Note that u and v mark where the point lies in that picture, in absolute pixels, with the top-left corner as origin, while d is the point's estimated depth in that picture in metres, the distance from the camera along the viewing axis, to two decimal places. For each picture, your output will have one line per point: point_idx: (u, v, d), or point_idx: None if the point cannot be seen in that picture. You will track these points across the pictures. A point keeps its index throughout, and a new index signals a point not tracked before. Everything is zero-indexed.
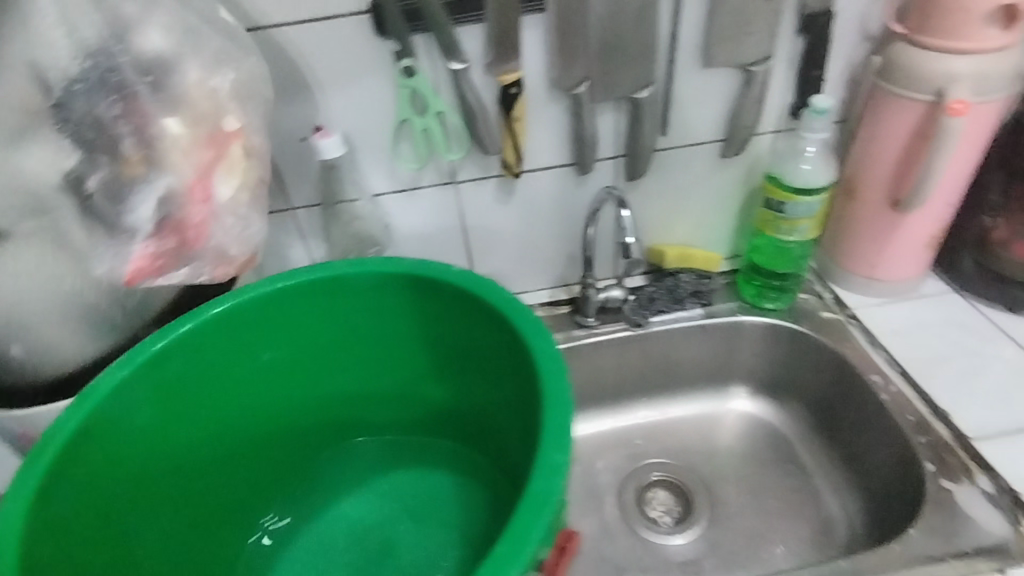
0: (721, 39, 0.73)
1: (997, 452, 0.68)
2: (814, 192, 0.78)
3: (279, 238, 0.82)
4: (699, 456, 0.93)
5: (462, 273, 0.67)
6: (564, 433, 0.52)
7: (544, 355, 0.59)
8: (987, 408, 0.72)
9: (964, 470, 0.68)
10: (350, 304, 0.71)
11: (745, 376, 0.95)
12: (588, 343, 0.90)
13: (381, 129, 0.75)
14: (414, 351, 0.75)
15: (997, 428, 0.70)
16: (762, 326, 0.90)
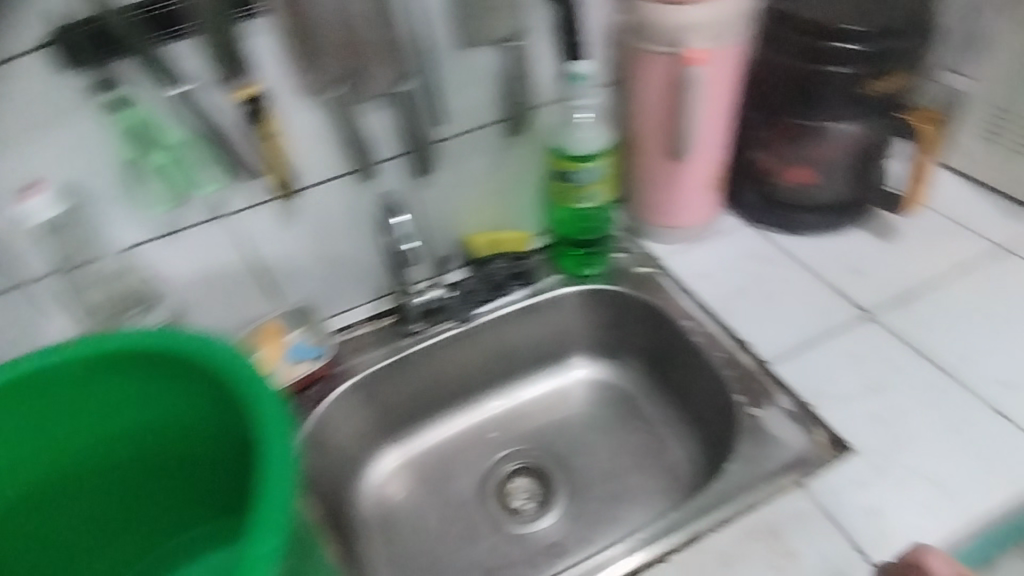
0: (467, 21, 0.71)
1: (793, 369, 0.73)
2: (593, 158, 0.79)
3: (30, 315, 0.72)
4: (554, 433, 0.95)
5: (194, 343, 0.64)
6: (273, 524, 0.51)
7: (270, 430, 0.57)
8: (782, 329, 0.77)
9: (767, 392, 0.72)
10: (110, 386, 0.66)
11: (582, 344, 0.97)
12: (418, 350, 0.89)
13: (110, 175, 0.67)
14: (170, 427, 0.71)
15: (789, 346, 0.75)
16: (584, 292, 0.92)
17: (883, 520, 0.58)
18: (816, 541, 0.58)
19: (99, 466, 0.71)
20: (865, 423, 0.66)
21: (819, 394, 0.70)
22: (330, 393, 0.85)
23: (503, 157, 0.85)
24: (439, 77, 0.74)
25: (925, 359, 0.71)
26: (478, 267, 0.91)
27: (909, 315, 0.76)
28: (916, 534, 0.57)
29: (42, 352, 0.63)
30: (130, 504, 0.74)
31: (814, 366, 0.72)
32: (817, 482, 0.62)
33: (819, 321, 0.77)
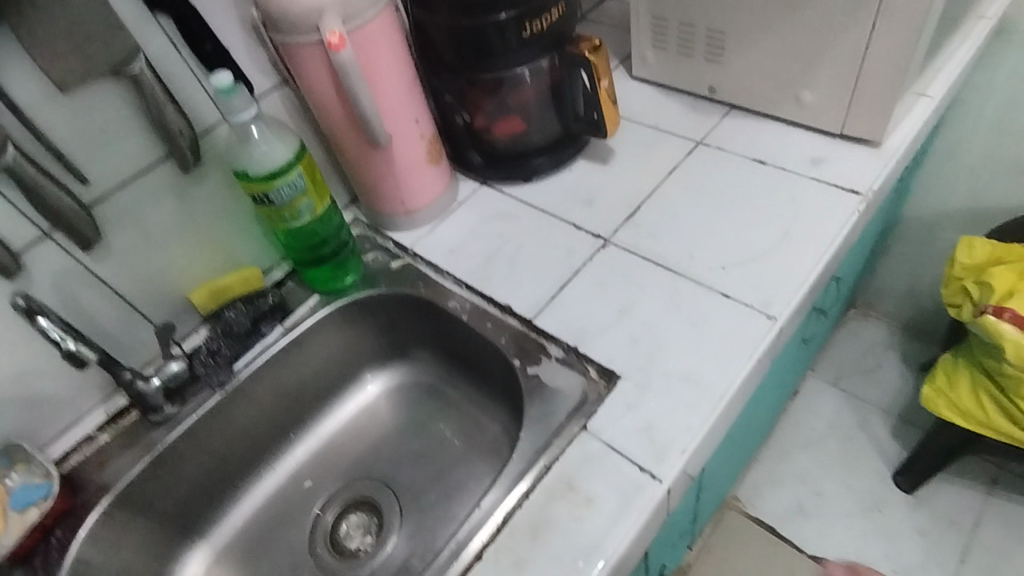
0: (56, 59, 0.59)
1: (553, 316, 0.74)
2: (286, 171, 0.71)
3: None
4: (371, 458, 0.88)
5: None
6: None
7: None
8: (535, 279, 0.79)
9: (539, 348, 0.73)
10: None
11: (367, 356, 0.91)
12: (177, 437, 0.76)
13: None
14: None
15: (545, 296, 0.77)
16: (346, 307, 0.85)
17: (654, 434, 0.61)
18: (603, 478, 0.59)
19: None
20: (623, 346, 0.69)
21: (581, 334, 0.72)
22: (77, 534, 0.69)
23: (190, 197, 0.76)
24: (54, 136, 0.63)
25: (659, 266, 0.76)
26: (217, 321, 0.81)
27: (641, 228, 0.81)
28: (685, 434, 0.60)
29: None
30: None
31: (570, 307, 0.75)
32: (595, 420, 0.64)
33: (567, 262, 0.80)
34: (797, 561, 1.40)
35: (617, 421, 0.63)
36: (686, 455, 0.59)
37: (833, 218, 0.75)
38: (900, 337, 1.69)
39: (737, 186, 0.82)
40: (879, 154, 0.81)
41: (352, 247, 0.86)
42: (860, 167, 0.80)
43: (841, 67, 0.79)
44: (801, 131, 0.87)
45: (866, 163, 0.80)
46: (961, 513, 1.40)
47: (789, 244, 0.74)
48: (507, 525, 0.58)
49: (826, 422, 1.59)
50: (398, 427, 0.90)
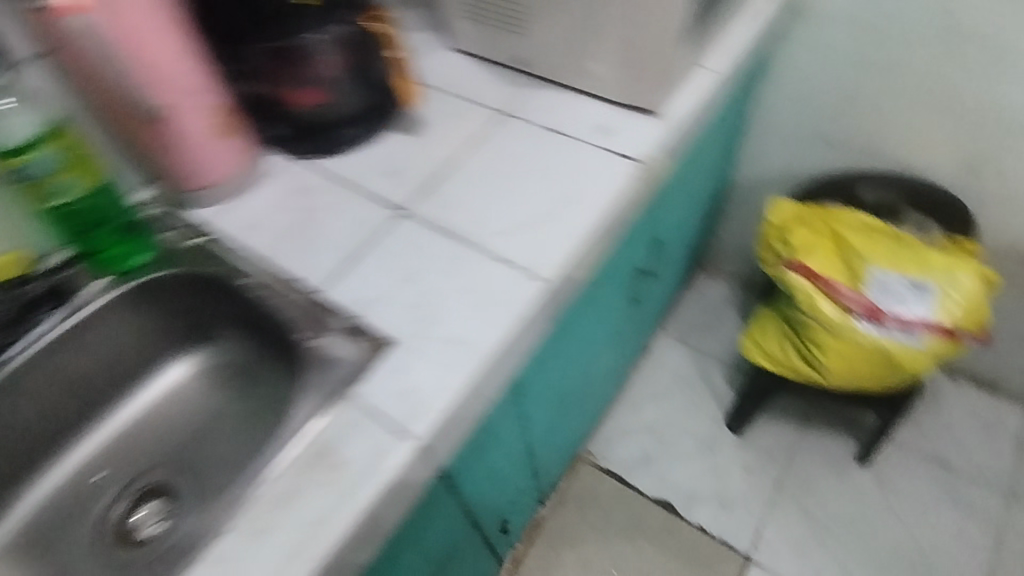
0: None
1: (343, 291, 0.73)
2: (40, 144, 0.69)
3: None
4: (169, 445, 0.84)
5: None
6: None
7: None
8: (323, 252, 0.78)
9: (320, 321, 0.71)
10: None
11: (168, 338, 0.87)
12: None
13: None
14: None
15: (334, 270, 0.75)
16: (131, 289, 0.80)
17: (412, 396, 0.63)
18: (361, 444, 0.61)
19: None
20: (404, 314, 0.69)
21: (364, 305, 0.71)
22: None
23: None
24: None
25: (447, 234, 0.76)
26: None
27: (434, 197, 0.80)
28: (438, 393, 0.63)
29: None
30: None
31: (361, 281, 0.73)
32: (364, 386, 0.64)
33: (358, 233, 0.78)
34: (637, 503, 1.53)
35: (381, 387, 0.64)
36: (437, 413, 0.62)
37: (604, 183, 0.80)
38: (739, 293, 1.84)
39: (532, 154, 0.83)
40: (661, 124, 0.86)
41: (134, 222, 0.81)
42: (643, 139, 0.84)
43: (619, 38, 0.82)
44: (596, 101, 0.89)
45: (647, 133, 0.84)
46: (779, 447, 1.57)
47: (568, 211, 0.76)
48: (262, 492, 0.59)
49: (671, 374, 1.72)
50: (201, 410, 0.87)
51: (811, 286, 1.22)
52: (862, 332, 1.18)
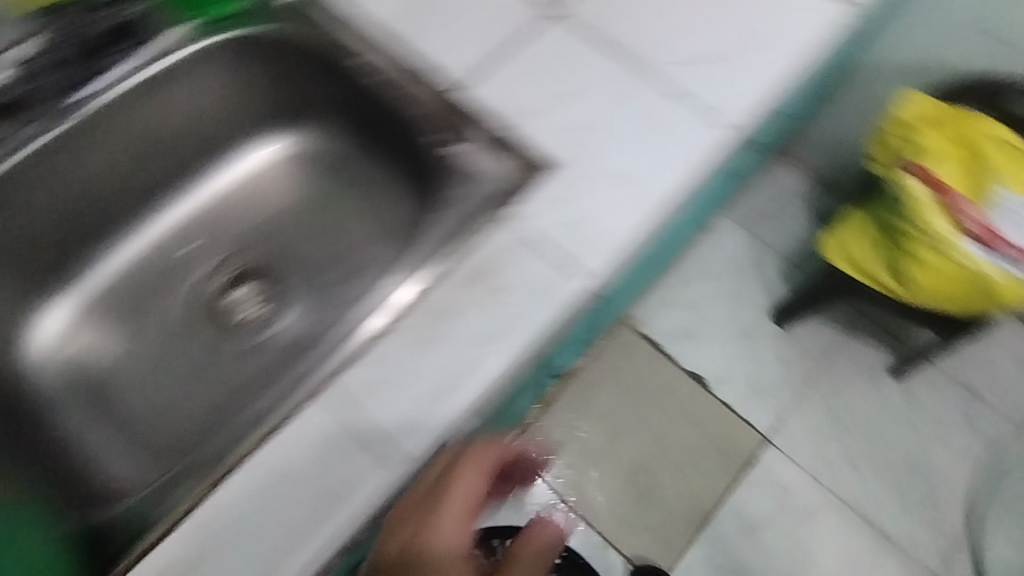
0: None
1: (488, 90, 0.63)
2: None
3: None
4: (270, 230, 0.79)
5: None
6: None
7: None
8: (461, 32, 0.66)
9: (459, 117, 0.63)
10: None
11: (254, 115, 0.78)
12: (23, 162, 0.65)
13: None
14: None
15: (476, 56, 0.65)
16: (223, 44, 0.70)
17: (584, 228, 0.58)
18: (526, 263, 0.57)
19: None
20: (565, 128, 0.62)
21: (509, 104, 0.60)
22: None
23: None
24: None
25: (615, 48, 0.65)
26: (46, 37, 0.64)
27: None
28: (610, 233, 0.58)
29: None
30: None
31: (507, 78, 0.64)
32: (528, 204, 0.59)
33: (505, 23, 0.66)
34: (673, 378, 1.44)
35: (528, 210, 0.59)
36: (612, 251, 0.58)
37: (805, 22, 0.67)
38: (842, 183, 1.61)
39: None
40: None
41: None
42: None
43: None
44: None
45: None
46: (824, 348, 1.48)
47: (755, 50, 0.66)
48: (417, 304, 0.56)
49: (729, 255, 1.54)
50: (283, 205, 0.81)
51: (929, 198, 1.00)
52: (969, 256, 0.99)
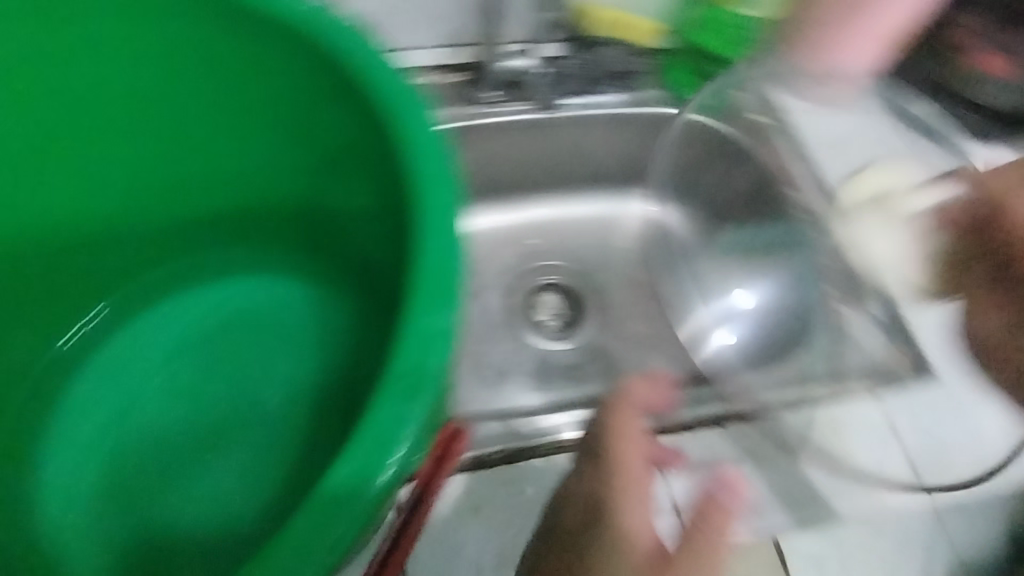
0: None
1: (894, 276, 0.72)
2: None
3: None
4: (603, 268, 0.84)
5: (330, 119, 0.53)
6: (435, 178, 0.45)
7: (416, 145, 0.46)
8: (892, 225, 0.73)
9: (863, 294, 0.74)
10: (160, 34, 0.53)
11: (653, 176, 0.83)
12: (490, 124, 0.74)
13: None
14: (311, 160, 0.58)
15: (898, 249, 0.72)
16: (689, 120, 0.77)
17: (944, 454, 0.66)
18: (865, 445, 0.69)
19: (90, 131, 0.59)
20: (956, 345, 0.67)
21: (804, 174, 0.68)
22: None
23: None
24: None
25: None
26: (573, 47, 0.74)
27: None
28: (963, 465, 0.66)
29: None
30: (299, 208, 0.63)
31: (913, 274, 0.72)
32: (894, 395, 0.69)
33: (932, 232, 0.71)
34: None
35: (818, 371, 0.74)
36: (956, 477, 0.66)
37: None
38: None
39: None
40: None
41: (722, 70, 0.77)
42: None
43: None
44: None
45: None
46: None
47: None
48: (783, 423, 0.72)
49: None
50: (632, 265, 0.84)
51: None
52: None
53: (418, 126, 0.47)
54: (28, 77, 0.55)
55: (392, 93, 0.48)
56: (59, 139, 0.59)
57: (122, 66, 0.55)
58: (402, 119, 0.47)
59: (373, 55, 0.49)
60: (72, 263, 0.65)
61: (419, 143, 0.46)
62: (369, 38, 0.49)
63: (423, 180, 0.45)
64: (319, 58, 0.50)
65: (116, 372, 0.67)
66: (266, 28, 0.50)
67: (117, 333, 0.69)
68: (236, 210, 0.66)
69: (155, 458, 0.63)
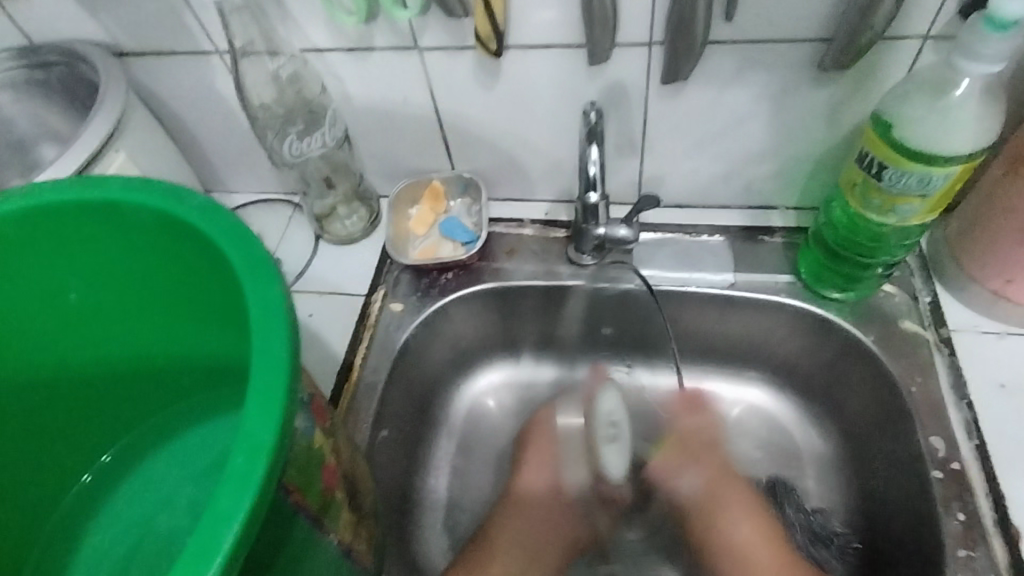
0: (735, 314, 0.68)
1: None
2: (940, 161, 0.46)
3: (221, 104, 0.67)
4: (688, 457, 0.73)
5: (223, 290, 0.43)
6: (270, 394, 0.32)
7: (263, 362, 0.33)
8: None
9: None
10: (139, 241, 0.44)
11: (771, 366, 0.71)
12: (575, 287, 0.71)
13: (380, 59, 0.61)
14: (224, 332, 0.49)
15: None
16: (810, 315, 0.64)
17: None
18: None
19: (110, 321, 0.51)
20: None
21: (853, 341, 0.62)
22: (457, 291, 0.72)
23: (795, 99, 0.57)
24: None
25: None
26: (678, 210, 0.70)
27: None
28: None
29: (63, 188, 0.42)
30: (227, 374, 0.55)
31: None
32: None
33: None
34: None
35: None
36: None
37: None
38: None
39: None
40: None
41: (872, 274, 0.61)
42: None
43: None
44: None
45: None
46: None
47: None
48: None
49: None
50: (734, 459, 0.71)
51: None
52: None
53: (262, 408, 0.32)
54: (67, 269, 0.47)
55: (262, 334, 0.34)
56: (88, 327, 0.51)
57: (109, 260, 0.46)
58: (245, 403, 0.32)
59: (265, 282, 0.35)
60: (75, 432, 0.59)
61: (243, 444, 0.31)
62: (260, 242, 0.37)
63: (225, 486, 0.30)
64: (222, 266, 0.40)
65: (106, 519, 0.61)
66: (173, 219, 0.40)
67: (97, 509, 0.61)
68: (185, 373, 0.57)
69: (147, 566, 0.58)
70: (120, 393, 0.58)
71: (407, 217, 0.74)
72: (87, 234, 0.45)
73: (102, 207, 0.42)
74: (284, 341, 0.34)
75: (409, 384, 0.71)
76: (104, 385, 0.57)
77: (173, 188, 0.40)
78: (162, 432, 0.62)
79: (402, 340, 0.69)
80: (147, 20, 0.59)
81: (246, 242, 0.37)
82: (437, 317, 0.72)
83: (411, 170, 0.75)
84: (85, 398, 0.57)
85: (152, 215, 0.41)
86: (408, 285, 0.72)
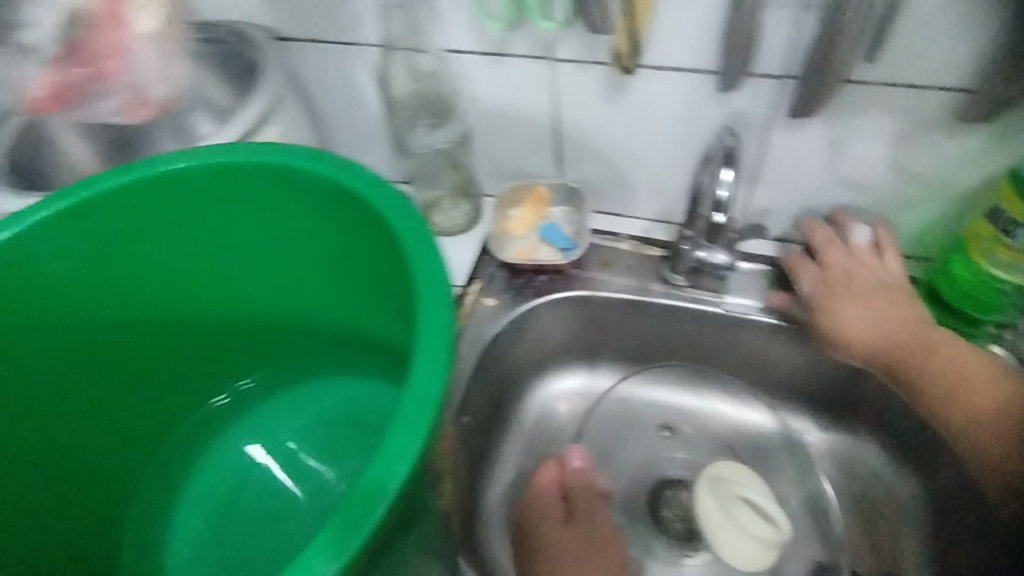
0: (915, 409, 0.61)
1: None
2: None
3: (357, 93, 0.73)
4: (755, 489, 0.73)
5: (373, 256, 0.50)
6: (438, 346, 0.39)
7: (430, 315, 0.40)
8: None
9: None
10: (305, 206, 0.52)
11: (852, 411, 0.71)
12: (665, 305, 0.72)
13: (515, 65, 0.64)
14: (360, 294, 0.56)
15: None
16: None
17: None
18: None
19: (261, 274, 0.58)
20: None
21: None
22: (550, 293, 0.74)
23: (922, 148, 0.57)
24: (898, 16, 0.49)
25: None
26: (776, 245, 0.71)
27: None
28: None
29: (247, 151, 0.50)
30: (351, 336, 0.62)
31: None
32: None
33: None
34: None
35: None
36: None
37: None
38: None
39: None
40: None
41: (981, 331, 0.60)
42: None
43: None
44: None
45: None
46: None
47: None
48: None
49: None
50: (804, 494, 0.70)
51: None
52: None
53: (429, 363, 0.38)
54: (234, 223, 0.55)
55: (427, 296, 0.41)
56: (239, 276, 0.59)
57: (274, 219, 0.54)
58: (416, 358, 0.39)
59: (430, 257, 0.42)
60: (202, 372, 0.66)
61: (414, 393, 0.37)
62: (427, 225, 0.44)
63: (399, 429, 0.36)
64: (382, 236, 0.47)
65: (222, 450, 0.70)
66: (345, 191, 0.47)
67: (213, 446, 0.69)
68: (311, 331, 0.64)
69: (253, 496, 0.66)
70: (248, 341, 0.66)
71: (507, 218, 0.75)
72: (260, 194, 0.52)
73: (281, 173, 0.50)
74: (447, 308, 0.41)
75: (492, 375, 0.74)
76: (238, 331, 0.64)
77: (345, 163, 0.48)
78: (277, 383, 0.70)
79: (494, 333, 0.72)
80: (309, 10, 0.65)
81: (409, 216, 0.45)
82: (527, 317, 0.74)
83: (518, 175, 0.78)
84: (221, 343, 0.65)
85: (323, 185, 0.48)
86: (502, 282, 0.75)
